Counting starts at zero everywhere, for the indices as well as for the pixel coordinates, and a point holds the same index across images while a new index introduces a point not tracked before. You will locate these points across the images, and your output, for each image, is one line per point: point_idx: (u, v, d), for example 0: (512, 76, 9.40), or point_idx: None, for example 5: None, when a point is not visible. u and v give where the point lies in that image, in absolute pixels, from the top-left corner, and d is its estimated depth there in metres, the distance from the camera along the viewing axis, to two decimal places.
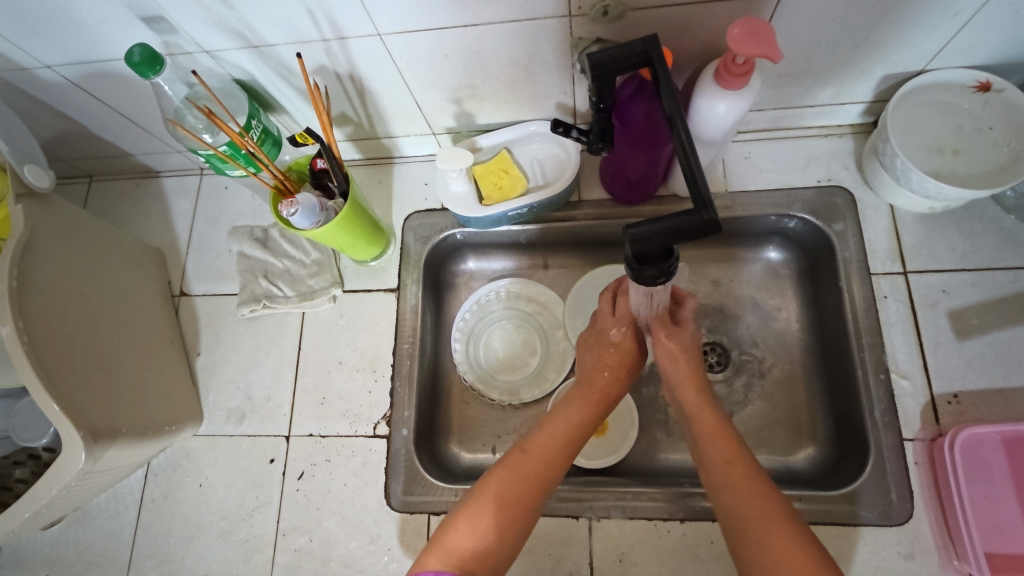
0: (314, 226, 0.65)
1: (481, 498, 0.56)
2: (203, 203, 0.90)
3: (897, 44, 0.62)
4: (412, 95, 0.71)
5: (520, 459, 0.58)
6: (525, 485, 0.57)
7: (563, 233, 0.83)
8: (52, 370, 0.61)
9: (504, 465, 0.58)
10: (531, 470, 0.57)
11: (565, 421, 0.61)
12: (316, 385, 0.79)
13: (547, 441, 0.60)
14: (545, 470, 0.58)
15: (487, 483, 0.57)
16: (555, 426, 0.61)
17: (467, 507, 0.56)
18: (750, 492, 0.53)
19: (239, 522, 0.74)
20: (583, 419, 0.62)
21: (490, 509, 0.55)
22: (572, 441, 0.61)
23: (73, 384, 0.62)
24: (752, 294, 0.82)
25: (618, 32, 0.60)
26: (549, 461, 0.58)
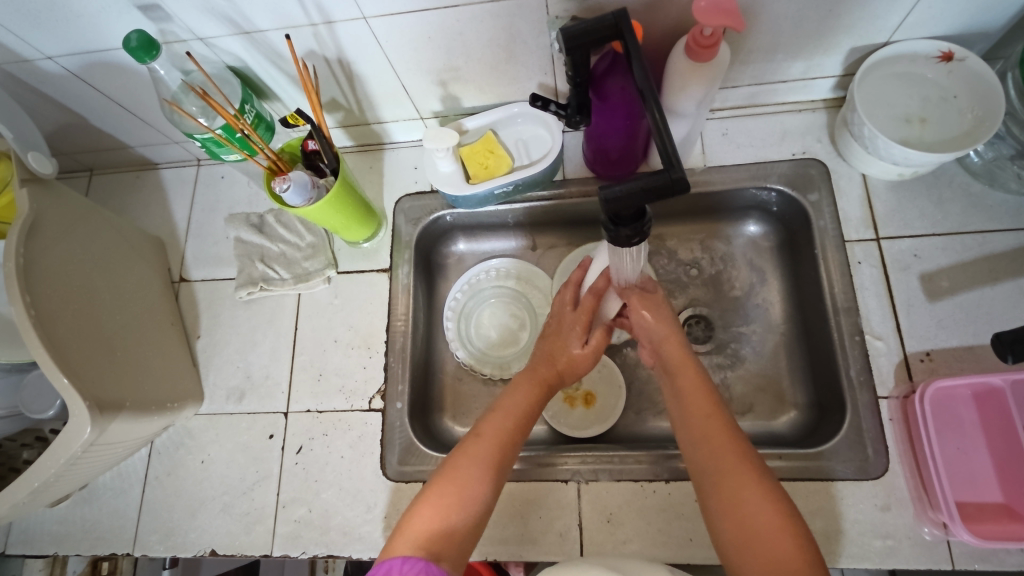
0: (306, 203, 0.68)
1: (445, 483, 0.57)
2: (200, 193, 0.93)
3: (861, 17, 0.65)
4: (398, 78, 0.74)
5: (477, 442, 0.60)
6: (483, 469, 0.58)
7: (549, 212, 0.86)
8: (58, 345, 0.63)
9: (462, 450, 0.60)
10: (488, 452, 0.60)
11: (516, 403, 0.65)
12: (313, 362, 0.82)
13: (499, 423, 0.62)
14: (501, 451, 0.60)
15: (451, 466, 0.58)
16: (506, 408, 0.64)
17: (433, 490, 0.57)
18: (731, 465, 0.54)
19: (241, 496, 0.77)
20: (533, 399, 0.66)
21: (452, 494, 0.56)
22: (521, 422, 0.63)
23: (78, 359, 0.65)
24: (734, 266, 0.85)
25: (593, 10, 0.63)
26: (503, 442, 0.61)
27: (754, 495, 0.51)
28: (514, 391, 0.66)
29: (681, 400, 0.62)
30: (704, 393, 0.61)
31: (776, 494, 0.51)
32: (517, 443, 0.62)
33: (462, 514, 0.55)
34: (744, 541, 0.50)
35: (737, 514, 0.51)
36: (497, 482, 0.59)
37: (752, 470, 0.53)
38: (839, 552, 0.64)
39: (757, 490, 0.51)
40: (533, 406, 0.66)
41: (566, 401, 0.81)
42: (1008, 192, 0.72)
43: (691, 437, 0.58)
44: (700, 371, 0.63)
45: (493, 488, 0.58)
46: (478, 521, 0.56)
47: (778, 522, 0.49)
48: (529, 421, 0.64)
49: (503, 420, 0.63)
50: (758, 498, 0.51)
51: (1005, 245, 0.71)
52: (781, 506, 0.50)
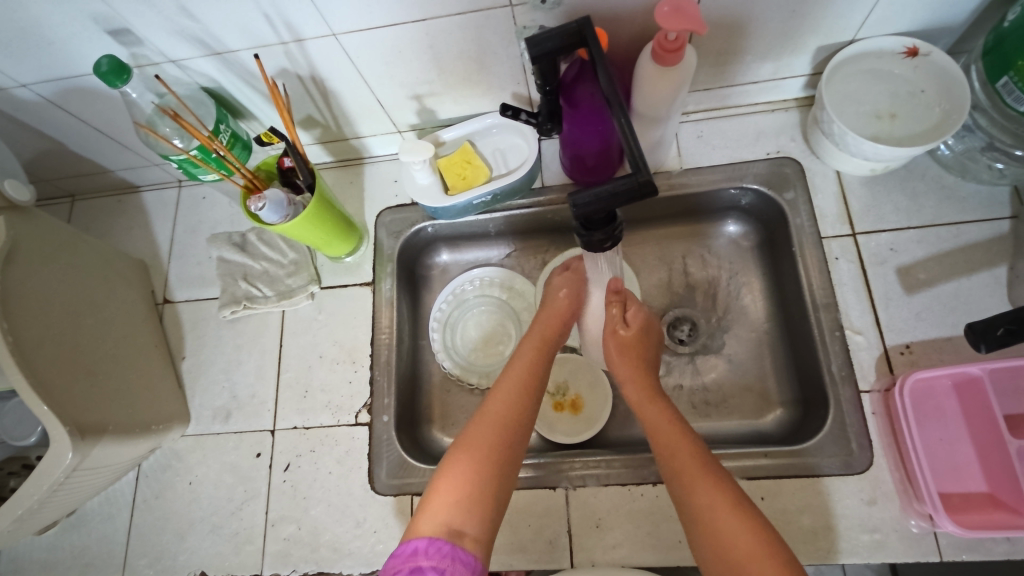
0: (283, 220, 0.68)
1: (459, 455, 0.59)
2: (182, 214, 0.93)
3: (824, 17, 0.66)
4: (373, 93, 0.75)
5: (491, 409, 0.62)
6: (498, 432, 0.60)
7: (531, 219, 0.87)
8: (36, 371, 0.63)
9: (474, 425, 0.61)
10: (504, 415, 0.62)
11: (523, 364, 0.68)
12: (298, 379, 0.82)
13: (511, 390, 0.64)
14: (513, 408, 0.63)
15: (464, 438, 0.60)
16: (515, 372, 0.67)
17: (449, 466, 0.58)
18: (712, 499, 0.53)
19: (229, 516, 0.76)
20: (539, 356, 0.69)
21: (470, 467, 0.57)
22: (532, 384, 0.66)
23: (59, 384, 0.65)
24: (716, 266, 0.85)
25: (560, 19, 0.63)
26: (516, 404, 0.63)
27: (737, 526, 0.51)
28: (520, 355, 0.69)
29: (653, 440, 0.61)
30: (675, 431, 0.60)
31: (760, 526, 0.51)
32: (533, 396, 0.65)
33: (483, 480, 0.57)
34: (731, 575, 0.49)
35: (721, 550, 0.51)
36: (519, 438, 0.61)
37: (732, 502, 0.53)
38: (828, 548, 0.64)
39: (737, 520, 0.51)
40: (538, 365, 0.68)
41: (554, 407, 0.81)
42: (981, 183, 0.73)
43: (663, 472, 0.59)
44: (672, 412, 0.63)
45: (513, 445, 0.61)
46: (504, 484, 0.58)
47: (763, 554, 0.49)
48: (541, 375, 0.67)
49: (515, 382, 0.65)
50: (742, 530, 0.51)
51: (980, 235, 0.71)
52: (765, 535, 0.50)
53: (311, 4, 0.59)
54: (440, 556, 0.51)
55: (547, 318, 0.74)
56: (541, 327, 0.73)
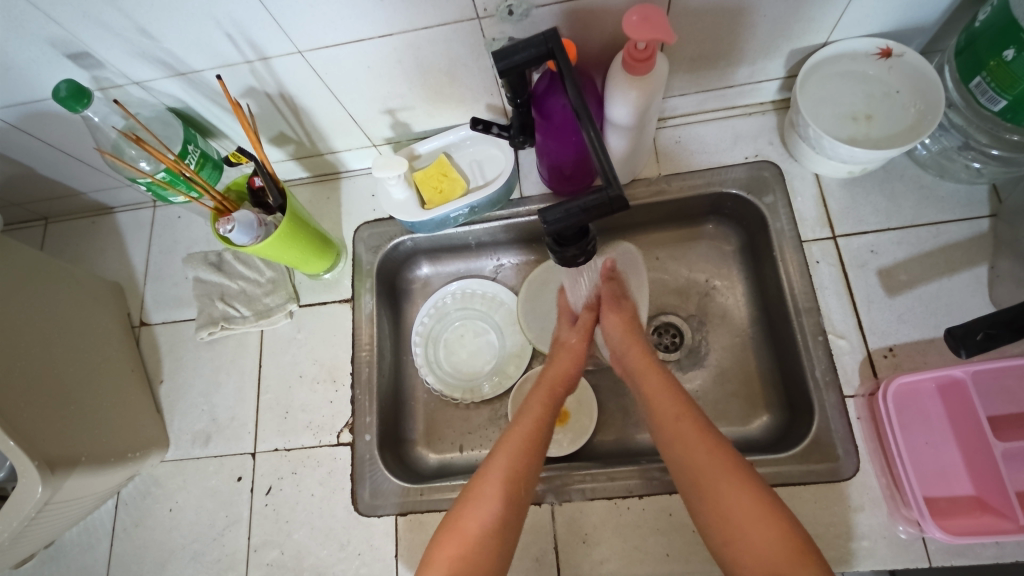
0: (254, 241, 0.67)
1: (456, 525, 0.57)
2: (157, 234, 0.92)
3: (794, 21, 0.66)
4: (344, 108, 0.74)
5: (496, 465, 0.61)
6: (500, 503, 0.58)
7: (511, 230, 0.86)
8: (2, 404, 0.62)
9: (473, 492, 0.59)
10: (511, 474, 0.60)
11: (530, 420, 0.65)
12: (278, 400, 0.80)
13: (512, 458, 0.61)
14: (515, 473, 0.60)
15: (470, 494, 0.59)
16: (518, 432, 0.64)
17: (450, 538, 0.56)
18: (711, 463, 0.55)
19: (211, 543, 0.75)
20: (544, 414, 0.66)
21: (474, 534, 0.56)
22: (535, 448, 0.63)
23: (26, 417, 0.63)
24: (699, 272, 0.85)
25: (528, 31, 0.63)
26: (513, 467, 0.60)
27: (732, 490, 0.53)
28: (523, 414, 0.66)
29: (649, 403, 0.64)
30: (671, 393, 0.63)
31: (773, 507, 0.52)
32: (535, 461, 0.62)
33: (486, 550, 0.56)
34: (730, 536, 0.52)
35: (725, 517, 0.52)
36: (520, 504, 0.59)
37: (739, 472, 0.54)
38: None
39: (736, 484, 0.53)
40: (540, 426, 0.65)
41: None
42: (959, 182, 0.73)
43: (669, 441, 0.59)
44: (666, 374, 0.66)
45: (513, 516, 0.58)
46: (508, 543, 0.57)
47: (787, 546, 0.49)
48: (543, 443, 0.64)
49: (517, 451, 0.62)
50: (741, 493, 0.53)
51: (960, 234, 0.71)
52: (787, 527, 0.50)
53: (275, 23, 0.58)
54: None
55: (553, 370, 0.72)
56: (552, 381, 0.70)
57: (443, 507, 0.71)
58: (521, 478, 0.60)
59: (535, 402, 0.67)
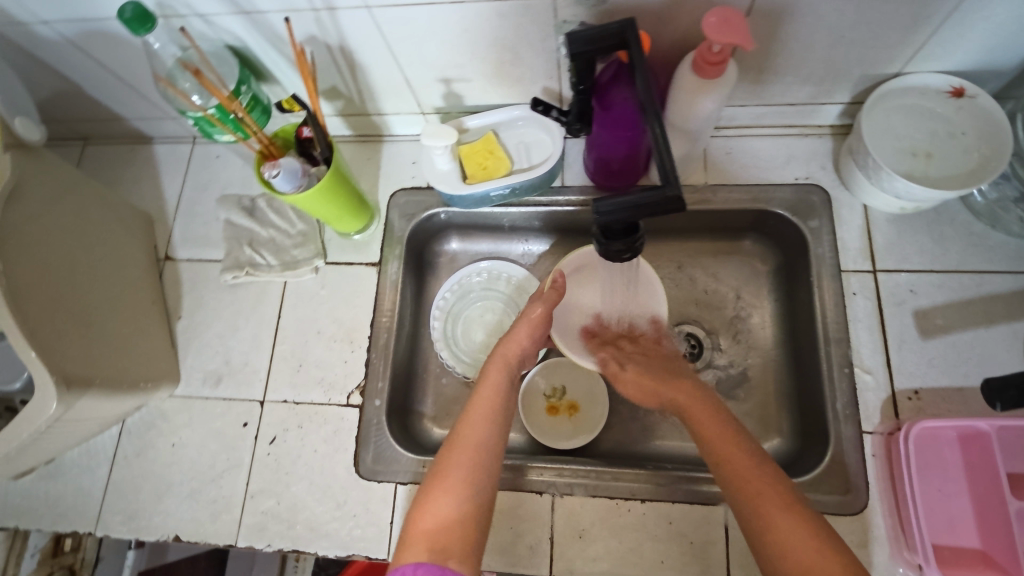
0: (296, 190, 0.66)
1: (433, 488, 0.57)
2: (194, 170, 0.92)
3: (872, 46, 0.64)
4: (401, 70, 0.73)
5: (461, 432, 0.62)
6: (471, 473, 0.58)
7: (546, 217, 0.86)
8: (30, 316, 0.62)
9: (447, 461, 0.59)
10: (476, 439, 0.61)
11: (490, 386, 0.66)
12: (294, 352, 0.80)
13: (480, 428, 0.62)
14: (485, 442, 0.60)
15: (440, 461, 0.60)
16: (483, 402, 0.64)
17: (426, 506, 0.56)
18: (751, 468, 0.55)
19: (209, 483, 0.75)
20: (500, 380, 0.67)
21: (450, 495, 0.57)
22: (500, 418, 0.63)
23: (51, 334, 0.63)
24: (730, 288, 0.84)
25: (601, 17, 0.61)
26: (483, 433, 0.61)
27: (766, 494, 0.53)
28: (485, 380, 0.67)
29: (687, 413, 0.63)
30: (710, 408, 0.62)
31: (804, 512, 0.51)
32: (499, 426, 0.63)
33: (462, 520, 0.55)
34: (768, 538, 0.51)
35: (771, 538, 0.51)
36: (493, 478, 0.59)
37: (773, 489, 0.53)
38: None
39: (771, 490, 0.53)
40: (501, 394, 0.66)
41: (548, 409, 0.81)
42: (1010, 235, 0.71)
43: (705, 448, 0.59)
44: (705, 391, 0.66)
45: (486, 489, 0.58)
46: (485, 504, 0.57)
47: (822, 550, 0.48)
48: (506, 407, 0.65)
49: (484, 418, 0.63)
50: (778, 499, 0.52)
51: (1003, 287, 0.70)
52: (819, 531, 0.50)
53: None
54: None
55: (509, 342, 0.71)
56: (501, 355, 0.70)
57: None
58: (489, 447, 0.60)
59: (494, 372, 0.68)
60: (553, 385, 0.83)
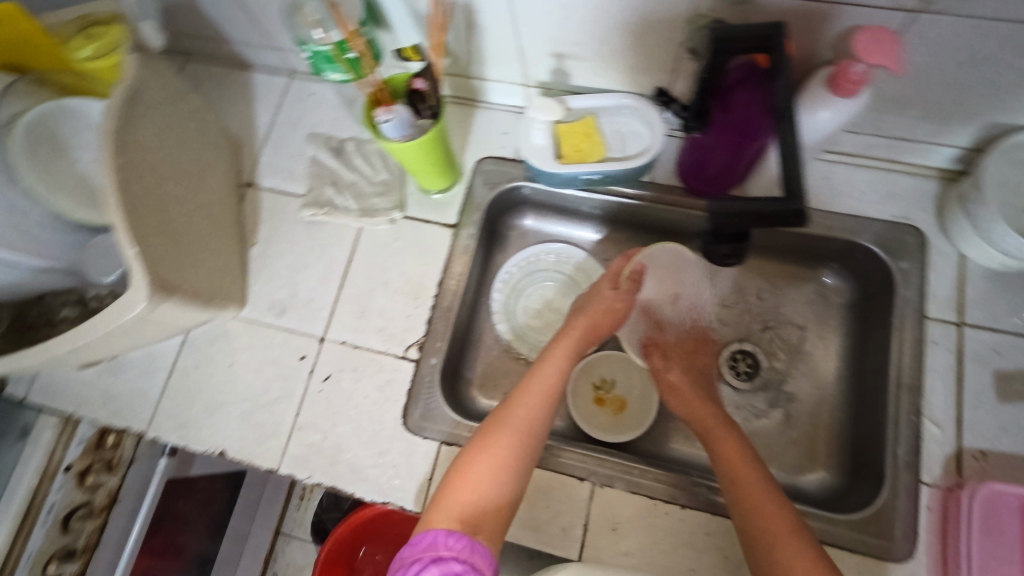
0: (401, 139, 0.67)
1: (476, 460, 0.58)
2: (287, 103, 0.93)
3: (1013, 93, 0.62)
4: (518, 38, 0.72)
5: (514, 410, 0.61)
6: (513, 455, 0.59)
7: (626, 211, 0.85)
8: (141, 215, 0.63)
9: (491, 435, 0.60)
10: (527, 421, 0.61)
11: (551, 370, 0.66)
12: (359, 297, 0.81)
13: (533, 408, 0.62)
14: (532, 427, 0.61)
15: (486, 434, 0.60)
16: (538, 385, 0.64)
17: (463, 474, 0.58)
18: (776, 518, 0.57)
19: (260, 407, 0.77)
20: (563, 365, 0.67)
21: (491, 472, 0.57)
22: (551, 401, 0.63)
23: (157, 236, 0.65)
24: (797, 315, 0.84)
25: (740, 16, 0.60)
26: (533, 416, 0.62)
27: (791, 544, 0.55)
28: (547, 362, 0.67)
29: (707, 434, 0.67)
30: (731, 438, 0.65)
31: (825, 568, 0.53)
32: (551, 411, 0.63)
33: (496, 497, 0.57)
34: None
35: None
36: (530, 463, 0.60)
37: (794, 531, 0.56)
38: None
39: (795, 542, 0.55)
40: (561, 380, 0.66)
41: (594, 400, 0.81)
42: None
43: (731, 484, 0.61)
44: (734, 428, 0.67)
45: (523, 473, 0.59)
46: (519, 486, 0.58)
47: None
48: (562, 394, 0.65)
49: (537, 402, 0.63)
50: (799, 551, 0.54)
51: None
52: None
53: None
54: (459, 547, 0.50)
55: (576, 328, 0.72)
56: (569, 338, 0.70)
57: None
58: (534, 432, 0.60)
59: (558, 354, 0.68)
60: (603, 377, 0.83)
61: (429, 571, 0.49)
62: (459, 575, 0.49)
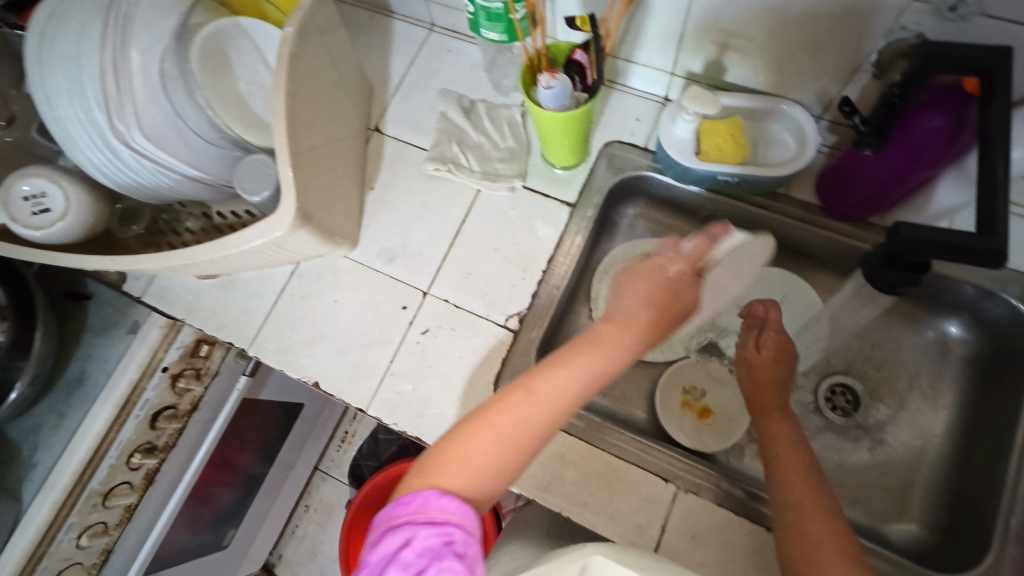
0: (557, 108, 0.67)
1: (474, 430, 0.50)
2: (424, 56, 0.93)
3: None
4: (684, 25, 0.70)
5: (532, 386, 0.51)
6: (516, 445, 0.49)
7: (747, 220, 0.82)
8: (297, 141, 0.64)
9: (498, 407, 0.51)
10: (542, 403, 0.50)
11: (586, 347, 0.53)
12: (467, 258, 0.82)
13: (552, 389, 0.51)
14: (545, 423, 0.50)
15: (496, 404, 0.51)
16: (568, 363, 0.52)
17: (458, 447, 0.49)
18: (827, 538, 0.52)
19: (357, 347, 0.79)
20: (609, 346, 0.54)
21: (489, 447, 0.49)
22: (581, 384, 0.52)
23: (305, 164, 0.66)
24: (910, 359, 0.80)
25: (945, 35, 0.57)
26: (552, 398, 0.50)
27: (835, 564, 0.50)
28: (587, 336, 0.54)
29: (775, 459, 0.61)
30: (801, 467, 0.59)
31: None
32: (577, 396, 0.52)
33: (485, 480, 0.48)
34: None
35: None
36: (532, 452, 0.51)
37: (845, 553, 0.51)
38: None
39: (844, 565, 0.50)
40: (599, 362, 0.53)
41: (681, 405, 0.79)
42: None
43: (780, 494, 0.57)
44: (796, 434, 0.63)
45: (521, 455, 0.50)
46: (515, 466, 0.50)
47: None
48: (597, 379, 0.52)
49: (566, 391, 0.51)
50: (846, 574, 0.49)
51: None
52: None
53: None
54: (452, 510, 0.45)
55: (632, 297, 0.58)
56: (626, 313, 0.56)
57: (576, 433, 0.72)
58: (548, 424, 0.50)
59: (605, 339, 0.54)
60: (693, 384, 0.81)
61: (423, 534, 0.43)
62: (457, 542, 0.43)
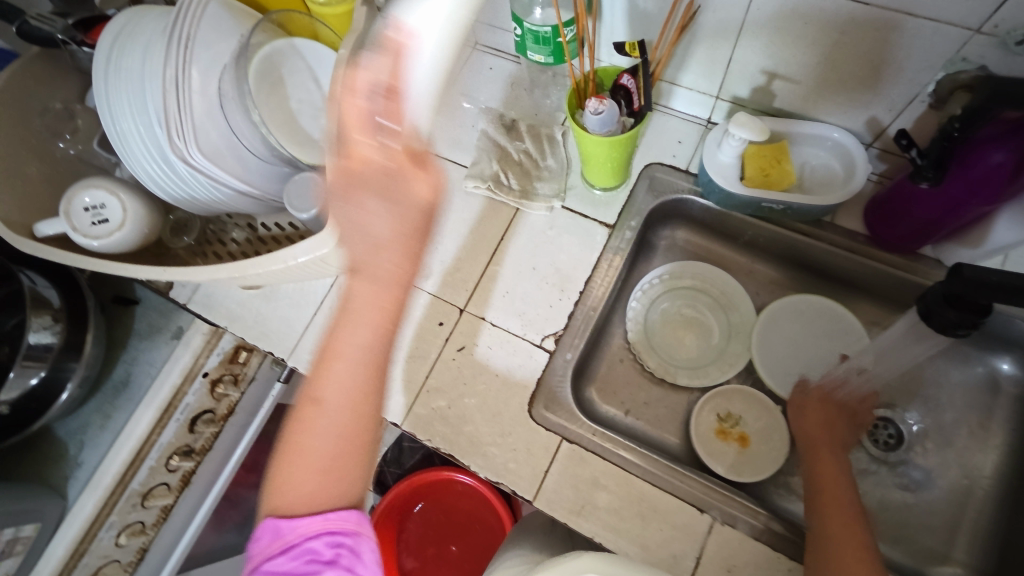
0: (603, 132, 0.68)
1: (289, 454, 0.51)
2: (465, 74, 0.94)
3: None
4: (732, 51, 0.70)
5: (327, 392, 0.50)
6: (355, 436, 0.52)
7: (790, 247, 0.81)
8: None
9: (300, 422, 0.51)
10: (355, 396, 0.51)
11: (352, 337, 0.50)
12: (504, 277, 0.82)
13: (341, 380, 0.50)
14: (348, 412, 0.51)
15: (292, 430, 0.51)
16: (342, 365, 0.50)
17: (280, 476, 0.51)
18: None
19: (393, 361, 0.80)
20: (372, 327, 0.50)
21: (308, 471, 0.51)
22: (373, 369, 0.51)
23: None
24: (957, 395, 0.78)
25: (1009, 69, 0.56)
26: (341, 391, 0.50)
27: None
28: (349, 321, 0.50)
29: (819, 495, 0.63)
30: (842, 502, 0.61)
31: None
32: (381, 376, 0.52)
33: (330, 499, 0.51)
34: None
35: None
36: (370, 439, 0.54)
37: None
38: None
39: None
40: (384, 339, 0.50)
41: (716, 432, 0.78)
42: None
43: (820, 533, 0.59)
44: (844, 473, 0.65)
45: (355, 456, 0.52)
46: (360, 467, 0.53)
47: None
48: (383, 359, 0.51)
49: (348, 373, 0.50)
50: None
51: None
52: None
53: None
54: (313, 526, 0.50)
55: (370, 241, 0.48)
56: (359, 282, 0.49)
57: (612, 458, 0.71)
58: (350, 415, 0.50)
59: (376, 315, 0.49)
60: (729, 411, 0.79)
61: (287, 559, 0.49)
62: (339, 544, 0.50)
